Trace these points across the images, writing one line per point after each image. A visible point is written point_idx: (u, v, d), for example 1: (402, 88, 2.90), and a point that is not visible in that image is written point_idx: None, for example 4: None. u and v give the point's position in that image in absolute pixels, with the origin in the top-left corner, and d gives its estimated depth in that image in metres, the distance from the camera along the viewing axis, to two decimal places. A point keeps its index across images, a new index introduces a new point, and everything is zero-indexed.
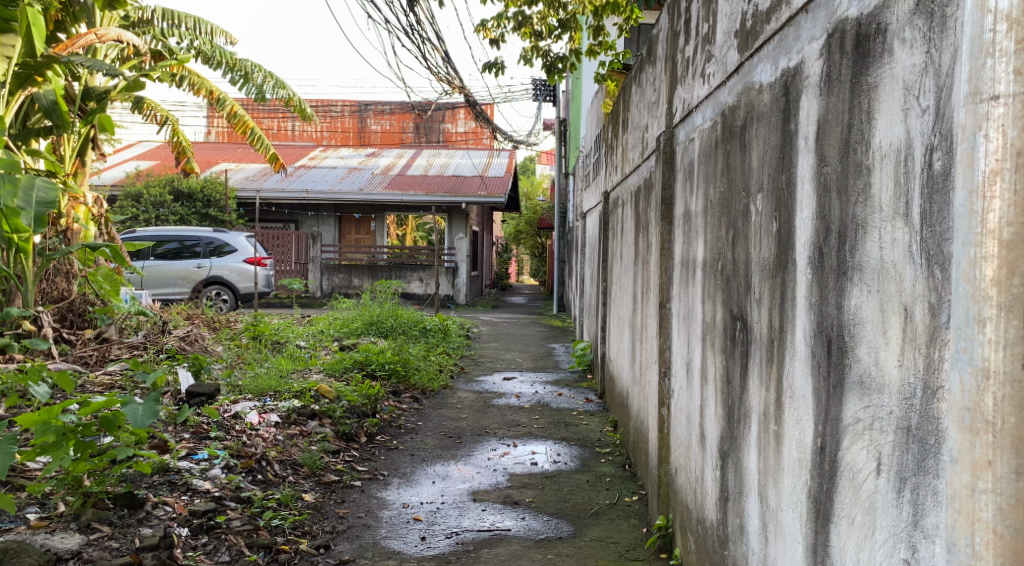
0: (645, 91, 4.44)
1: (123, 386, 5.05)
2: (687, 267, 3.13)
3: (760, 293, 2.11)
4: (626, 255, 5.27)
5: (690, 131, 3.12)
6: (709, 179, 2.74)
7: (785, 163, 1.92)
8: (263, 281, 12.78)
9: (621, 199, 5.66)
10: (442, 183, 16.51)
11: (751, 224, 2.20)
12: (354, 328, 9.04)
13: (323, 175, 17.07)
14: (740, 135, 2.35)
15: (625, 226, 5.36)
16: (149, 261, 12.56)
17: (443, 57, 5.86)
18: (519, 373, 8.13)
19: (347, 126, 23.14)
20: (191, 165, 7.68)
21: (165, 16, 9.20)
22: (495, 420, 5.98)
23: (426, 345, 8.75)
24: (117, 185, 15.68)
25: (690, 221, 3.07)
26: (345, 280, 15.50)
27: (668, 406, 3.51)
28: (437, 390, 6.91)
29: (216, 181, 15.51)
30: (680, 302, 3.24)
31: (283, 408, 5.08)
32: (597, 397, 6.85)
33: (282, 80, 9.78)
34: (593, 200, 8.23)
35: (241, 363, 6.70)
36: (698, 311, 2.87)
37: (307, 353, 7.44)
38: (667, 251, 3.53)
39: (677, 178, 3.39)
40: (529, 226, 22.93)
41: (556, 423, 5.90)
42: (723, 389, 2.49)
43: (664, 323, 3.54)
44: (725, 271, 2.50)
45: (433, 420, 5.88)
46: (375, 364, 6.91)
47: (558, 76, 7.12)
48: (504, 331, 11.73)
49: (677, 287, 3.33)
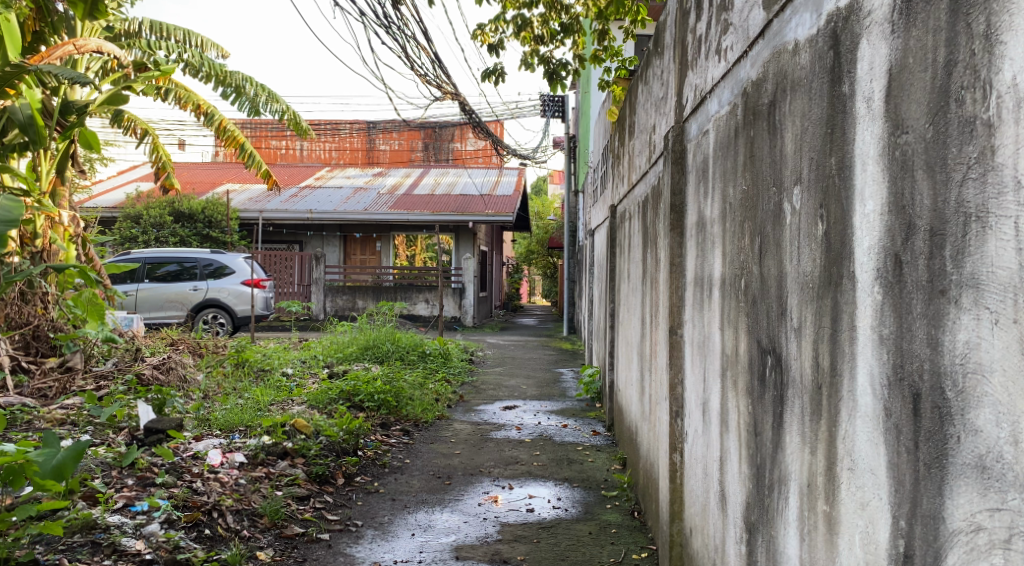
0: (652, 88, 3.92)
1: (75, 423, 4.56)
2: (702, 286, 2.59)
3: (799, 319, 1.57)
4: (633, 275, 4.73)
5: (704, 123, 2.59)
6: (728, 177, 2.21)
7: (832, 141, 1.40)
8: (262, 304, 12.28)
9: (628, 213, 5.13)
10: (449, 202, 16.04)
11: (786, 229, 1.67)
12: (348, 354, 8.53)
13: (328, 195, 16.68)
14: (767, 115, 1.83)
15: (632, 241, 4.83)
16: (145, 283, 12.24)
17: (434, 62, 5.35)
18: (522, 402, 7.57)
19: (355, 146, 22.78)
20: (170, 179, 7.17)
21: (154, 28, 8.85)
22: (491, 456, 5.42)
23: (424, 372, 8.21)
24: (116, 206, 15.30)
25: (706, 229, 2.54)
26: (349, 302, 15.02)
27: (680, 452, 2.95)
28: (431, 422, 6.39)
29: (217, 201, 15.16)
30: (694, 330, 2.70)
31: (250, 446, 4.58)
32: (605, 429, 6.28)
33: (276, 93, 9.32)
34: (601, 215, 7.71)
35: (218, 394, 6.19)
36: (716, 341, 2.33)
37: (293, 382, 6.93)
38: (678, 267, 3.00)
39: (689, 182, 2.85)
40: (540, 247, 22.46)
41: (558, 460, 5.34)
42: (750, 444, 1.94)
43: (674, 353, 3.00)
44: (750, 291, 1.95)
45: (422, 457, 5.34)
46: (363, 393, 6.39)
47: (561, 83, 6.61)
48: (510, 355, 11.19)
49: (690, 310, 2.78)
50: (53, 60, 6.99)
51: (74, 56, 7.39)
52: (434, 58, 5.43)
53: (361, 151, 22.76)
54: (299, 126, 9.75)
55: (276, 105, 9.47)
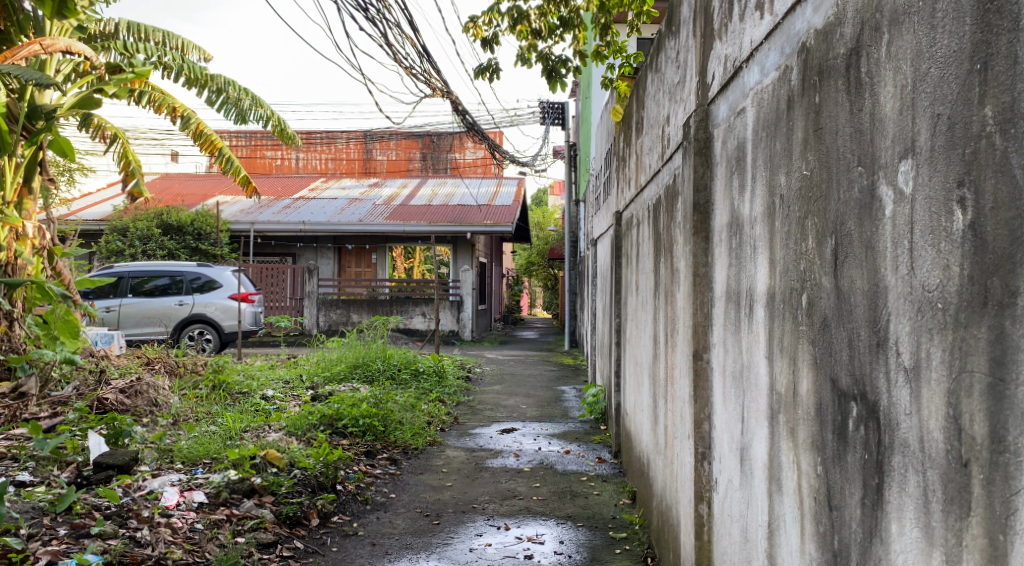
0: (665, 75, 3.43)
1: (15, 457, 4.04)
2: (738, 303, 2.08)
3: (917, 353, 1.07)
4: (644, 289, 4.22)
5: (739, 100, 2.09)
6: (778, 162, 1.71)
7: (990, 82, 0.91)
8: (251, 319, 11.74)
9: (636, 218, 4.63)
10: (447, 213, 15.54)
11: (885, 222, 1.17)
12: (336, 373, 8.01)
13: (322, 206, 16.21)
14: (843, 70, 1.34)
15: (642, 249, 4.34)
16: (128, 298, 11.70)
17: (420, 54, 4.86)
18: (521, 424, 7.04)
19: (352, 156, 22.26)
20: (139, 187, 6.72)
21: (131, 29, 8.37)
22: (486, 489, 4.89)
23: (416, 392, 7.69)
24: (102, 219, 14.79)
25: (742, 231, 2.03)
26: (343, 316, 14.47)
27: (707, 503, 2.43)
28: (422, 448, 5.87)
29: (207, 214, 14.77)
30: (726, 357, 2.20)
31: (212, 483, 4.06)
32: (611, 456, 5.74)
33: (259, 98, 8.81)
34: (605, 224, 7.20)
35: (188, 421, 5.68)
36: (761, 375, 1.82)
37: (273, 404, 6.41)
38: (702, 278, 2.49)
39: (716, 176, 2.35)
40: (541, 258, 21.94)
41: (560, 494, 4.81)
42: (820, 521, 1.43)
43: (698, 383, 2.48)
44: (818, 311, 1.45)
45: (409, 491, 4.81)
46: (347, 418, 5.88)
47: (561, 82, 6.12)
48: (509, 372, 10.65)
49: (720, 333, 2.28)
50: (19, 61, 6.42)
51: (42, 57, 6.88)
52: (421, 50, 4.94)
53: (358, 162, 22.28)
54: (284, 133, 9.22)
55: (260, 110, 8.95)
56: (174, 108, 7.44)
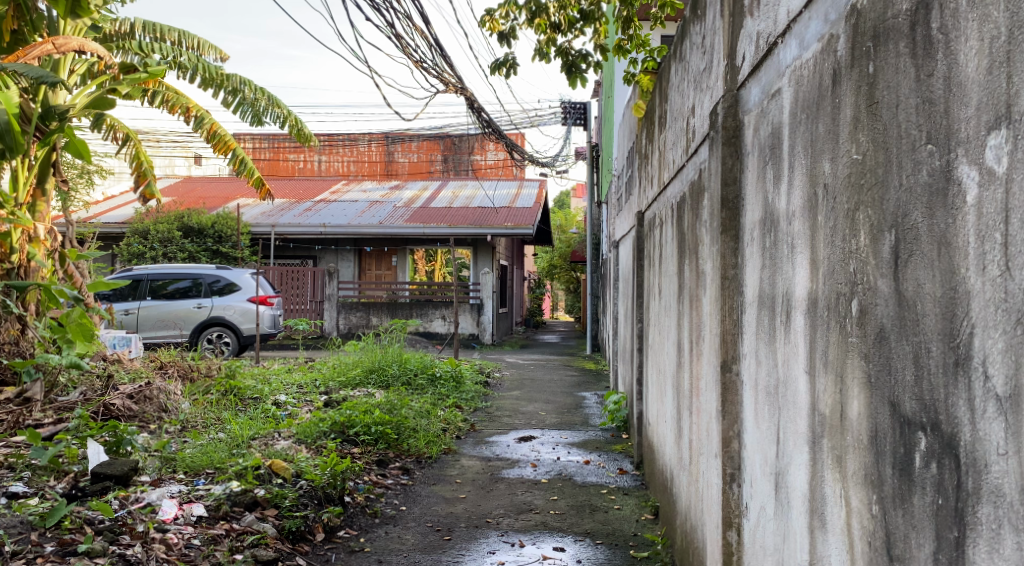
0: (690, 62, 3.19)
1: (11, 466, 3.91)
2: (772, 309, 1.84)
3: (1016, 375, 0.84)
4: (667, 293, 3.98)
5: (773, 81, 1.86)
6: (821, 148, 1.48)
7: None
8: (269, 322, 11.63)
9: (659, 218, 4.39)
10: (468, 215, 15.36)
11: (967, 212, 0.94)
12: (351, 378, 7.85)
13: (343, 208, 16.10)
14: (907, 30, 1.11)
15: (665, 250, 4.09)
16: (146, 301, 11.64)
17: (432, 47, 4.65)
18: (540, 432, 6.81)
19: (373, 159, 22.14)
20: (151, 188, 6.59)
21: (147, 29, 8.28)
22: (500, 502, 4.68)
23: (432, 397, 7.50)
24: (124, 221, 14.80)
25: (778, 229, 1.80)
26: (363, 319, 14.32)
27: (736, 531, 2.19)
28: (436, 457, 5.67)
29: (228, 215, 14.55)
30: (759, 372, 1.96)
31: (213, 495, 3.88)
32: (634, 467, 5.49)
33: (275, 97, 8.64)
34: (626, 225, 6.96)
35: (197, 427, 5.53)
36: (800, 393, 1.59)
37: (285, 410, 6.25)
38: (731, 280, 2.25)
39: (748, 168, 2.11)
40: (563, 261, 21.67)
41: (578, 508, 4.59)
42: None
43: (726, 397, 2.24)
44: (871, 322, 1.22)
45: (421, 503, 4.61)
46: (359, 425, 5.69)
47: (581, 77, 5.90)
48: (529, 377, 10.42)
49: (752, 343, 2.04)
50: (30, 60, 6.31)
51: (54, 57, 6.78)
52: (433, 43, 4.74)
53: (380, 164, 22.19)
54: (301, 133, 9.04)
55: (277, 110, 8.79)
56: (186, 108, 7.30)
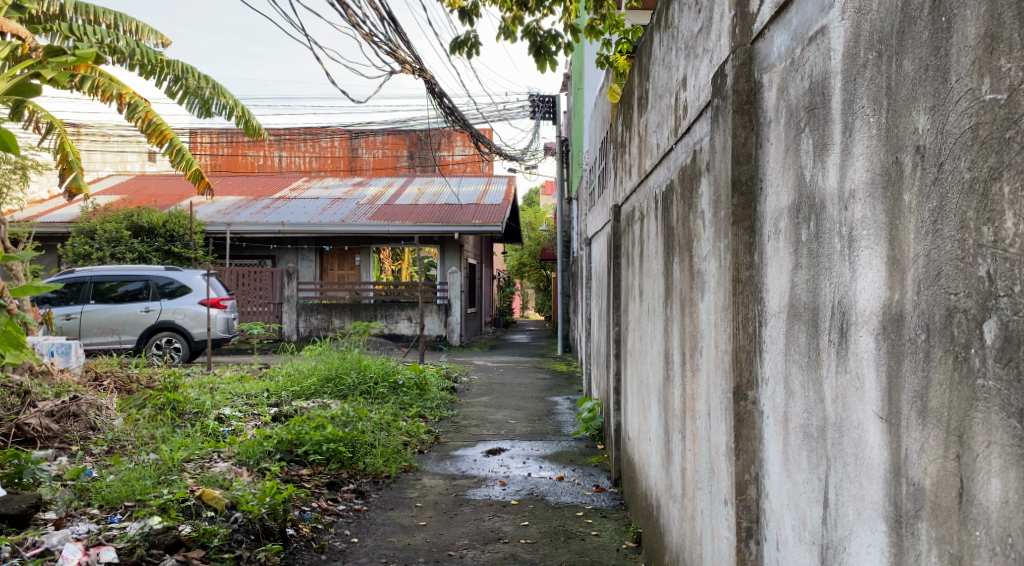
0: (681, 25, 2.71)
1: None
2: (814, 323, 1.38)
3: None
4: (651, 296, 3.52)
5: (812, 21, 1.40)
6: (909, 94, 1.02)
7: None
8: (222, 326, 11.02)
9: (639, 211, 3.93)
10: (434, 212, 14.80)
11: None
12: (306, 388, 7.28)
13: (303, 206, 15.43)
14: None
15: (647, 245, 3.62)
16: (89, 305, 10.90)
17: (383, 19, 4.13)
18: (509, 443, 6.33)
19: (337, 154, 21.45)
20: (77, 182, 6.06)
21: (80, 10, 7.58)
22: (465, 530, 4.17)
23: (393, 408, 6.99)
24: (69, 221, 13.98)
25: (823, 216, 1.34)
26: (325, 321, 13.71)
27: None
28: (396, 477, 5.16)
29: (181, 214, 13.91)
30: (791, 405, 1.50)
31: (129, 535, 3.31)
32: (611, 484, 5.04)
33: (221, 85, 8.01)
34: (600, 220, 6.51)
35: (125, 447, 4.95)
36: (871, 447, 1.13)
37: (229, 426, 5.68)
38: (746, 284, 1.78)
39: (770, 140, 1.65)
40: (533, 259, 21.22)
41: (552, 535, 4.11)
42: None
43: (740, 432, 1.78)
44: None
45: (375, 533, 4.10)
46: (310, 443, 5.16)
47: (550, 60, 5.40)
48: (498, 381, 9.92)
49: (780, 367, 1.58)
50: None
51: None
52: (385, 16, 4.21)
53: (344, 161, 21.50)
54: (250, 126, 8.39)
55: (224, 100, 8.17)
56: (119, 94, 6.67)
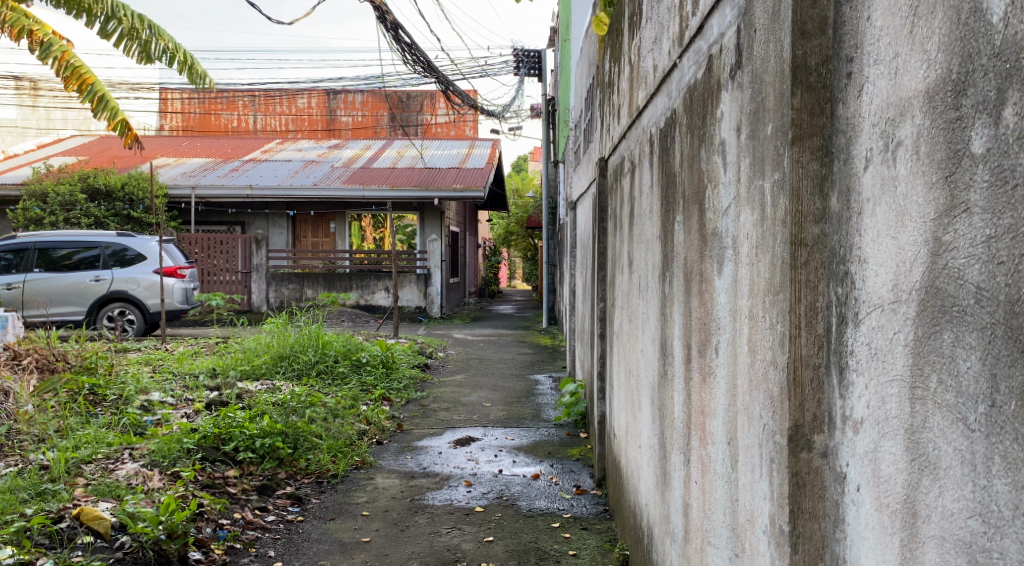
0: None
1: None
2: (1014, 336, 0.66)
3: None
4: (642, 265, 2.78)
5: None
6: None
7: None
8: (179, 296, 10.20)
9: (630, 158, 3.14)
10: (412, 176, 13.95)
11: None
12: (256, 368, 6.52)
13: (273, 169, 14.52)
14: None
15: (640, 195, 2.84)
16: (34, 274, 10.03)
17: None
18: (482, 431, 5.60)
19: (314, 116, 20.48)
20: None
21: None
22: (416, 549, 3.44)
23: (353, 390, 6.24)
24: (21, 183, 13.08)
25: None
26: (296, 291, 12.92)
27: None
28: (344, 477, 4.43)
29: (140, 177, 12.93)
30: (934, 492, 0.74)
31: None
32: (593, 486, 4.31)
33: (159, 26, 7.10)
34: (585, 180, 5.72)
35: (19, 442, 4.17)
36: None
37: (153, 416, 4.91)
38: (813, 250, 1.02)
39: None
40: (520, 227, 20.40)
41: (522, 556, 3.38)
42: None
43: (798, 506, 1.02)
44: None
45: (305, 554, 3.37)
46: (242, 437, 4.40)
47: None
48: (477, 356, 9.20)
49: (898, 412, 0.82)
50: None
51: None
52: None
53: (321, 123, 20.52)
54: (195, 75, 7.53)
55: (164, 43, 7.27)
56: (31, 30, 5.76)
